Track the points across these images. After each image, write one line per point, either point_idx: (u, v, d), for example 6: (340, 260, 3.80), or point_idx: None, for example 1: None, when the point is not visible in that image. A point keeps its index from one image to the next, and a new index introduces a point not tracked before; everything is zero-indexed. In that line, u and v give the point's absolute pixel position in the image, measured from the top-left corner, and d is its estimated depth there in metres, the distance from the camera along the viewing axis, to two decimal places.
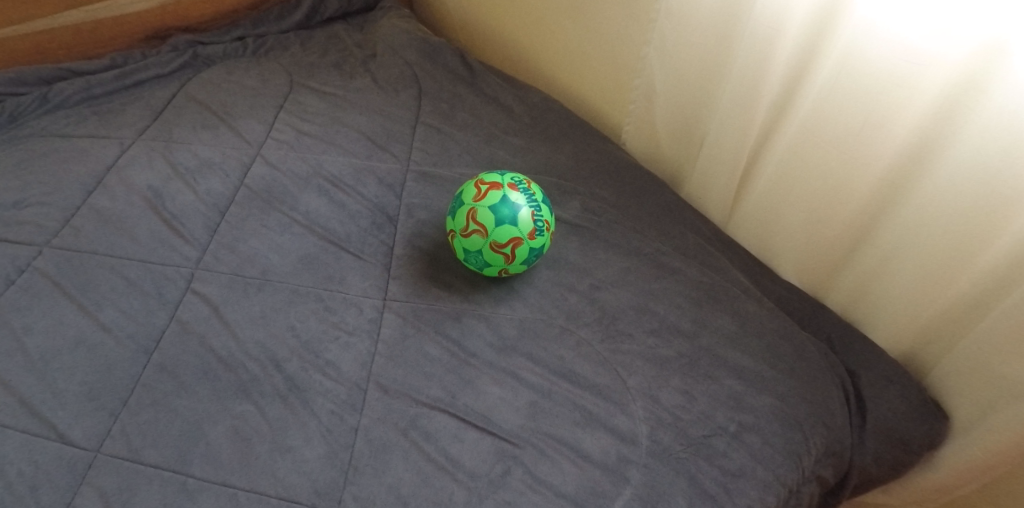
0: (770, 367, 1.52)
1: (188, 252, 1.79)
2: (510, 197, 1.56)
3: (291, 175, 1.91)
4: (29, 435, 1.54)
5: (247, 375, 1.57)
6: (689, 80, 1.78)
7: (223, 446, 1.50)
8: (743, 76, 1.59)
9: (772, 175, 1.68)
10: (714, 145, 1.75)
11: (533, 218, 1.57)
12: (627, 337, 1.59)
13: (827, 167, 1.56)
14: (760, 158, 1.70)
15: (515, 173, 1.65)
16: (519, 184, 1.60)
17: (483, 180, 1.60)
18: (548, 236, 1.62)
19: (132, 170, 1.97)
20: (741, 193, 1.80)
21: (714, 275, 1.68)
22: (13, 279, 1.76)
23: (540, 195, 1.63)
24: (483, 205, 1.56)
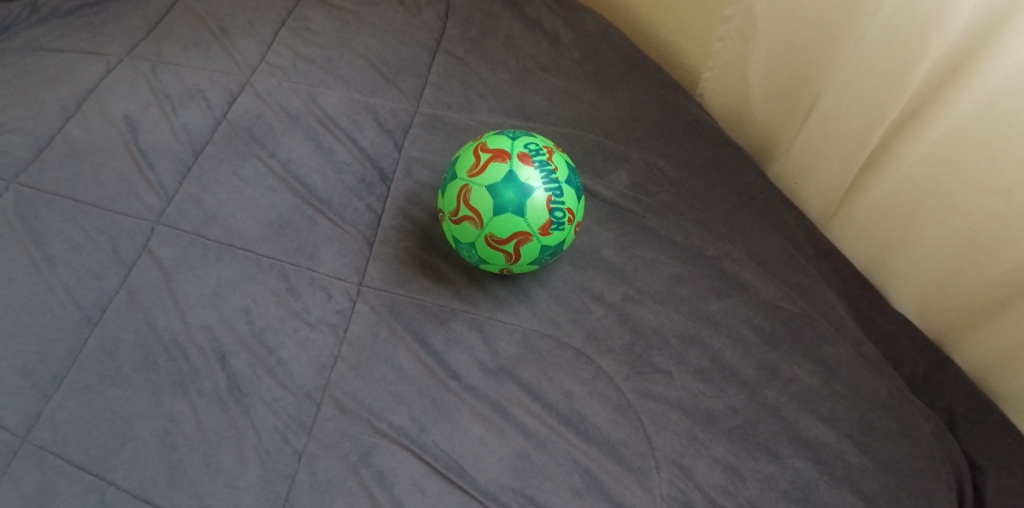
0: (857, 449, 1.14)
1: (153, 203, 1.51)
2: (519, 174, 1.13)
3: (278, 111, 1.56)
4: None
5: (187, 367, 1.29)
6: (807, 30, 1.28)
7: (151, 453, 1.25)
8: (892, 39, 1.09)
9: (912, 178, 1.21)
10: (828, 124, 1.27)
11: (549, 206, 1.14)
12: (664, 376, 1.19)
13: (1002, 184, 1.09)
14: (894, 150, 1.22)
15: (534, 137, 1.20)
16: (535, 153, 1.16)
17: (487, 146, 1.16)
18: (570, 230, 1.19)
19: (113, 95, 1.67)
20: (856, 189, 1.33)
21: (801, 301, 1.25)
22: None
23: (565, 171, 1.18)
24: (481, 184, 1.13)
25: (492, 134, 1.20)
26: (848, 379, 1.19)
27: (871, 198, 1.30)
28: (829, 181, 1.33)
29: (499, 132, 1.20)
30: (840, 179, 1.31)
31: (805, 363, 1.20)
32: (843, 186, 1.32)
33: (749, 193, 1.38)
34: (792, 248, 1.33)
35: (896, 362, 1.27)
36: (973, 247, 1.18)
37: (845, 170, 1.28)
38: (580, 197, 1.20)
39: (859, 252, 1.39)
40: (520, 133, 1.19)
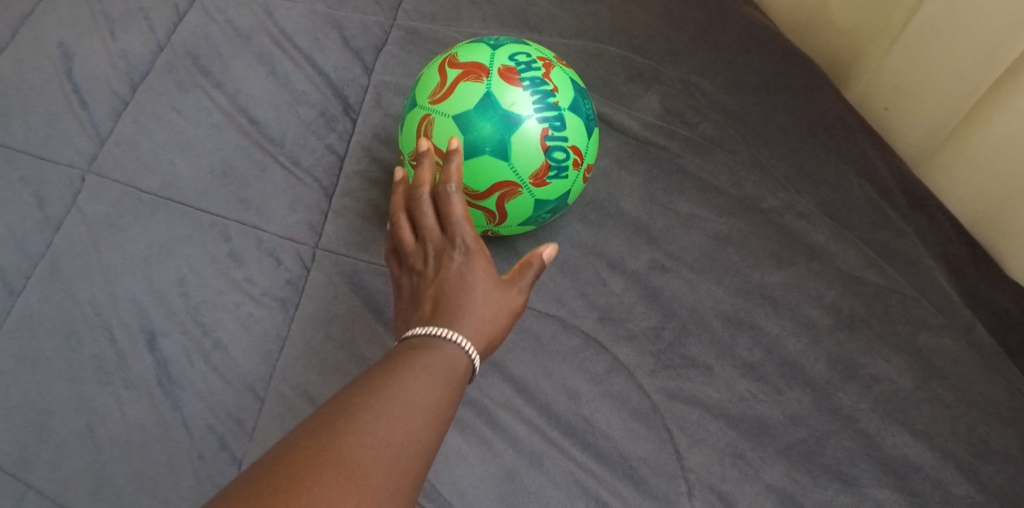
0: (964, 475, 0.84)
1: (84, 145, 1.23)
2: (500, 98, 0.83)
3: (228, 29, 1.26)
4: None
5: (112, 350, 1.05)
6: None
7: (74, 455, 1.00)
8: None
9: None
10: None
11: (544, 143, 0.84)
12: (701, 372, 0.89)
13: None
14: None
15: (525, 45, 0.88)
16: (524, 69, 0.85)
17: (458, 59, 0.86)
18: (575, 177, 0.89)
19: (48, 17, 1.37)
20: (976, 111, 0.97)
21: (891, 271, 0.94)
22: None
23: (569, 93, 0.87)
24: (448, 114, 0.84)
25: (468, 43, 0.89)
26: (953, 378, 0.88)
27: (1002, 120, 0.94)
28: (958, 86, 0.98)
29: (477, 41, 0.89)
30: (977, 80, 0.95)
31: (893, 355, 0.90)
32: (977, 94, 0.96)
33: (823, 124, 1.04)
34: (880, 198, 1.00)
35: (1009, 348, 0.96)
36: None
37: (990, 65, 0.93)
38: (591, 130, 0.89)
39: (968, 201, 1.03)
40: (505, 40, 0.88)
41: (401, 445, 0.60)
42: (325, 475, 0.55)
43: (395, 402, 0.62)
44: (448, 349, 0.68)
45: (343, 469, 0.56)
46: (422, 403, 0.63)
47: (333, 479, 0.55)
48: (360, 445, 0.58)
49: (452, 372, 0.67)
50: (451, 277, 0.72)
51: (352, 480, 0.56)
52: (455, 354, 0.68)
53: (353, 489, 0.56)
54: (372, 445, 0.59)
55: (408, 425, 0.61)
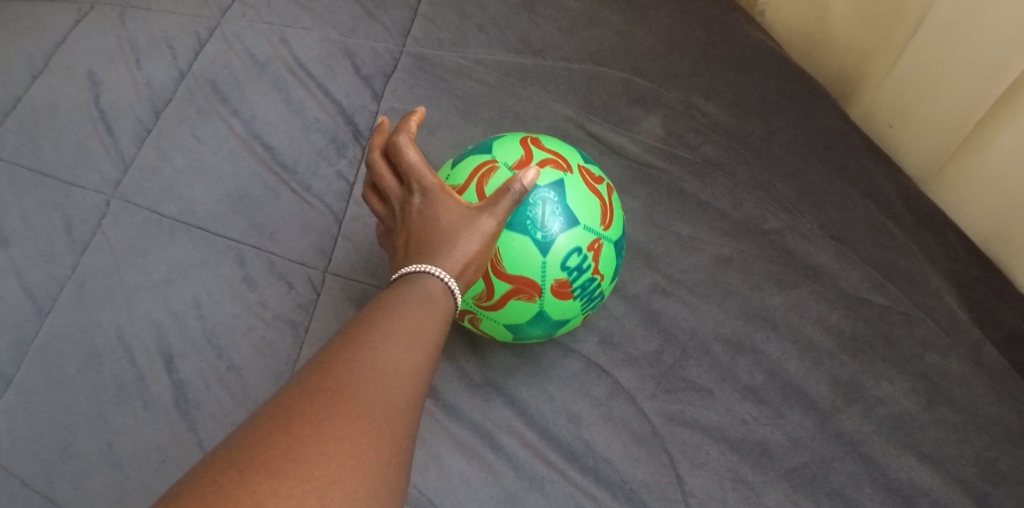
0: (972, 501, 0.82)
1: (109, 172, 1.29)
2: (551, 311, 0.85)
3: (244, 57, 1.30)
4: None
5: (132, 371, 1.09)
6: None
7: (94, 471, 1.04)
8: None
9: None
10: (979, 10, 0.90)
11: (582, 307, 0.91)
12: (702, 395, 0.90)
13: None
14: None
15: (574, 236, 0.82)
16: (576, 278, 0.84)
17: (506, 268, 0.82)
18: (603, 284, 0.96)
19: (78, 46, 1.43)
20: (982, 130, 0.97)
21: (896, 292, 0.93)
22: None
23: (612, 269, 0.88)
24: (498, 320, 0.86)
25: (509, 229, 0.81)
26: (961, 402, 0.87)
27: (1006, 139, 0.94)
28: (959, 105, 0.98)
29: (520, 232, 0.80)
30: (982, 95, 0.94)
31: (898, 378, 0.89)
32: (981, 111, 0.95)
33: (826, 143, 1.04)
34: (885, 217, 0.99)
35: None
36: None
37: (995, 80, 0.92)
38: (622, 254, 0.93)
39: (977, 217, 1.02)
40: (555, 236, 0.81)
41: (389, 369, 0.61)
42: (316, 398, 0.57)
43: (380, 333, 0.63)
44: (422, 285, 0.69)
45: (327, 393, 0.57)
46: (407, 331, 0.64)
47: (325, 398, 0.57)
48: (348, 372, 0.59)
49: (433, 303, 0.68)
50: (419, 222, 0.73)
51: (339, 401, 0.57)
52: (429, 283, 0.69)
53: (342, 408, 0.57)
54: (358, 371, 0.60)
55: (392, 353, 0.62)
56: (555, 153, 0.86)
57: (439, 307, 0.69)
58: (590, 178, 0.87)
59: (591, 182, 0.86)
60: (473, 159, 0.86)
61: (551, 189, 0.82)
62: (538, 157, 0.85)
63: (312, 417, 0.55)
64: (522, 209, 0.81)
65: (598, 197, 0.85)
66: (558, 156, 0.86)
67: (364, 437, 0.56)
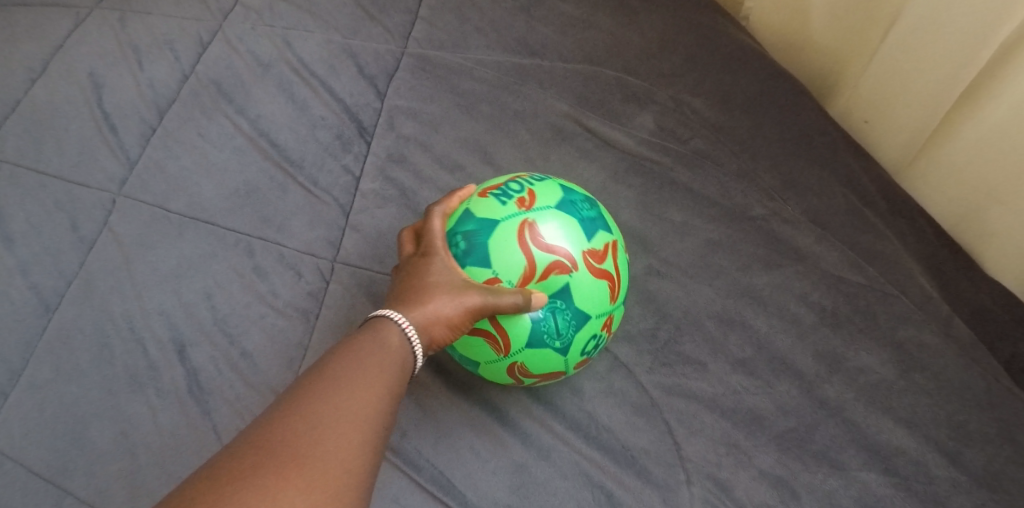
0: (946, 458, 0.89)
1: (115, 171, 1.32)
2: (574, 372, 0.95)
3: (248, 58, 1.37)
4: None
5: (145, 360, 1.13)
6: None
7: (107, 458, 1.07)
8: None
9: (1011, 115, 0.96)
10: (947, 12, 0.98)
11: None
12: (696, 368, 0.96)
13: None
14: (991, 82, 0.98)
15: (592, 331, 0.89)
16: (595, 350, 0.92)
17: (534, 370, 0.90)
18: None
19: (79, 51, 1.48)
20: (942, 132, 1.07)
21: (872, 271, 1.01)
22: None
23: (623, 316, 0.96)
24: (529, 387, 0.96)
25: (531, 349, 0.87)
26: (933, 369, 0.94)
27: (962, 140, 1.04)
28: (919, 110, 1.08)
29: (543, 348, 0.87)
30: (953, 88, 1.01)
31: (876, 349, 0.96)
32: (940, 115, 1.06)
33: (806, 137, 1.12)
34: (861, 204, 1.07)
35: (992, 346, 1.01)
36: None
37: (955, 84, 1.01)
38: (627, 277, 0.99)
39: (947, 206, 1.10)
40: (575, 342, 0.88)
41: (329, 423, 0.67)
42: (255, 458, 0.64)
43: (318, 392, 0.69)
44: (386, 335, 0.77)
45: (266, 453, 0.64)
46: (351, 391, 0.70)
47: (263, 458, 0.63)
48: (287, 431, 0.66)
49: (379, 361, 0.75)
50: (409, 274, 0.83)
51: (276, 460, 0.64)
52: (389, 331, 0.77)
53: (277, 471, 0.63)
54: (297, 428, 0.66)
55: (334, 407, 0.69)
56: (555, 248, 0.87)
57: (391, 360, 0.76)
58: (593, 255, 0.89)
59: (595, 261, 0.89)
60: (475, 274, 0.86)
61: (560, 298, 0.86)
62: (543, 264, 0.86)
63: (248, 477, 0.62)
64: (538, 331, 0.86)
65: (605, 278, 0.89)
66: (560, 251, 0.87)
67: (296, 494, 0.62)
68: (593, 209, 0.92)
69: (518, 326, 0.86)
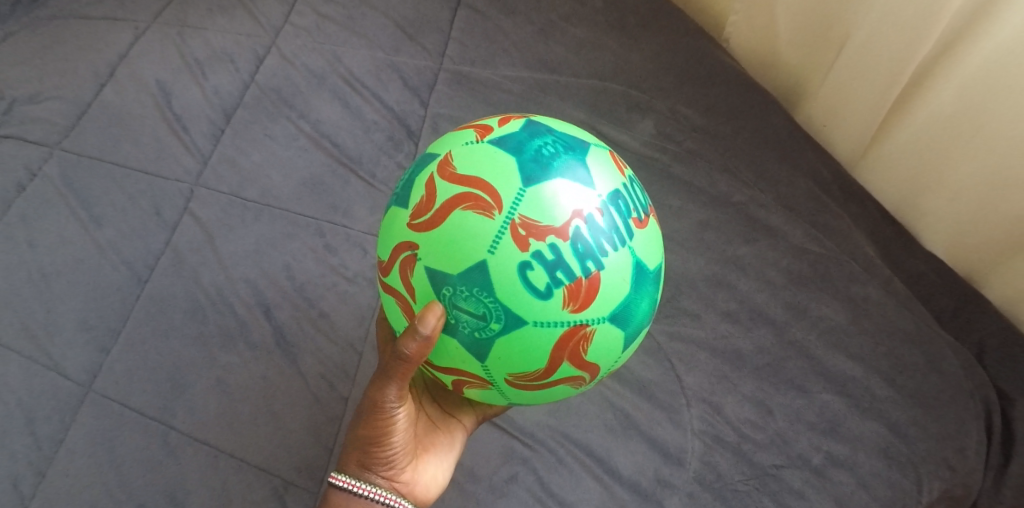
0: (886, 382, 1.18)
1: (191, 165, 1.52)
2: (607, 302, 0.89)
3: (304, 71, 1.60)
4: (26, 360, 1.39)
5: (235, 320, 1.36)
6: None
7: (207, 399, 1.31)
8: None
9: (924, 133, 1.28)
10: (866, 61, 1.29)
11: (624, 228, 0.91)
12: (693, 319, 1.23)
13: (1009, 135, 1.16)
14: (908, 109, 1.30)
15: (516, 268, 0.85)
16: (564, 271, 0.86)
17: (536, 358, 0.90)
18: (595, 163, 0.93)
19: (145, 62, 1.68)
20: (877, 141, 1.38)
21: (829, 243, 1.28)
22: (25, 185, 1.55)
23: (551, 201, 0.87)
24: (608, 361, 0.94)
25: (490, 355, 0.90)
26: (877, 317, 1.22)
27: (891, 149, 1.36)
28: (857, 129, 1.39)
29: (499, 340, 0.88)
30: (877, 114, 1.33)
31: (834, 303, 1.23)
32: (871, 132, 1.37)
33: (776, 140, 1.39)
34: (821, 192, 1.35)
35: (929, 299, 1.29)
36: (988, 199, 1.24)
37: (878, 112, 1.32)
38: (550, 153, 0.91)
39: (886, 195, 1.42)
40: (511, 308, 0.86)
41: None
42: None
43: None
44: (339, 498, 0.99)
45: None
46: None
47: None
48: None
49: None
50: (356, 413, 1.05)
51: None
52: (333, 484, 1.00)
53: None
54: None
55: None
56: (395, 254, 0.93)
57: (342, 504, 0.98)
58: (422, 212, 0.90)
59: (428, 214, 0.90)
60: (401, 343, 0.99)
61: (450, 281, 0.88)
62: (401, 282, 0.93)
63: None
64: (469, 338, 0.90)
65: (444, 218, 0.88)
66: (398, 251, 0.92)
67: None
68: (405, 185, 0.96)
69: (456, 355, 0.92)
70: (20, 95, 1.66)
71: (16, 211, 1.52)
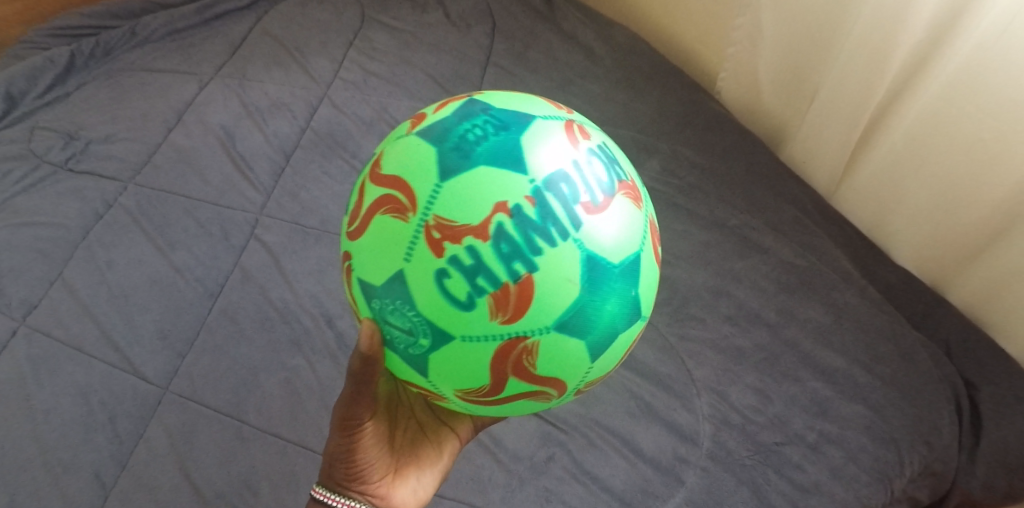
0: (866, 371, 1.39)
1: (256, 197, 1.73)
2: (544, 305, 0.93)
3: (354, 118, 1.84)
4: (109, 366, 1.56)
5: (301, 329, 1.56)
6: (797, 52, 1.60)
7: (276, 397, 1.49)
8: (853, 68, 1.43)
9: (884, 169, 1.54)
10: (826, 117, 1.55)
11: (566, 218, 0.94)
12: (700, 323, 1.46)
13: (948, 171, 1.42)
14: (869, 149, 1.56)
15: (433, 276, 0.93)
16: (483, 277, 0.92)
17: (476, 371, 0.96)
18: (532, 147, 0.96)
19: (211, 109, 1.89)
20: (847, 174, 1.64)
21: (813, 259, 1.51)
22: (102, 213, 1.74)
23: (465, 202, 0.92)
24: (564, 370, 0.97)
25: (429, 370, 0.98)
26: (855, 318, 1.44)
27: (859, 180, 1.62)
28: (827, 168, 1.65)
29: (431, 356, 0.96)
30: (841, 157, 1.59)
31: (820, 307, 1.45)
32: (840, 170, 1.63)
33: (764, 174, 1.64)
34: (803, 215, 1.58)
35: (900, 304, 1.52)
36: (939, 221, 1.50)
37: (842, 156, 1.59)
38: (473, 146, 0.96)
39: (859, 219, 1.68)
40: (435, 322, 0.94)
41: None
42: None
43: None
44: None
45: None
46: None
47: None
48: None
49: None
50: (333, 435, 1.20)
51: None
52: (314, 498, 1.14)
53: None
54: None
55: None
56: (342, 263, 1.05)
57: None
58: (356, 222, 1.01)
59: (360, 223, 1.00)
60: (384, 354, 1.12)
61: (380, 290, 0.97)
62: (348, 291, 1.04)
63: None
64: (408, 352, 0.98)
65: (370, 226, 0.98)
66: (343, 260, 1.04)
67: None
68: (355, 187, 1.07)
69: (404, 368, 1.02)
70: (95, 135, 1.87)
71: (95, 236, 1.71)
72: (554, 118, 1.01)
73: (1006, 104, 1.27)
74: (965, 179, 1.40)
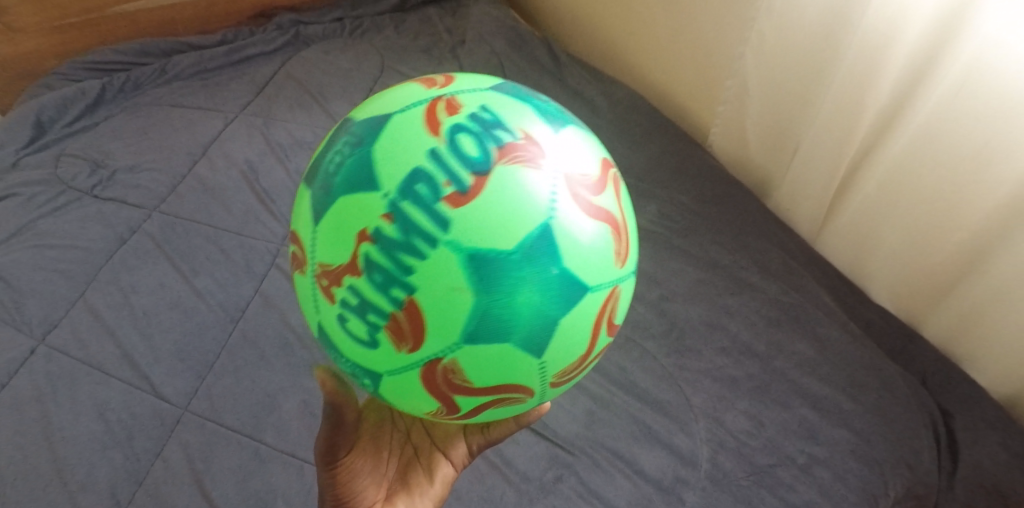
0: (850, 399, 1.49)
1: (278, 230, 1.84)
2: (441, 319, 0.89)
3: None
4: (130, 386, 1.61)
5: (319, 354, 1.64)
6: (779, 109, 1.76)
7: (293, 418, 1.55)
8: (830, 122, 1.59)
9: (859, 214, 1.69)
10: (807, 165, 1.71)
11: (432, 224, 0.88)
12: (696, 353, 1.57)
13: (915, 216, 1.57)
14: (846, 196, 1.71)
15: (337, 322, 0.96)
16: (372, 312, 0.92)
17: (420, 394, 0.97)
18: (382, 159, 0.92)
19: (235, 145, 2.00)
20: (828, 219, 1.79)
21: (800, 296, 1.63)
22: (125, 239, 1.82)
23: (329, 241, 0.92)
24: (503, 373, 0.94)
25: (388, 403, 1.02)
26: (839, 350, 1.55)
27: (838, 225, 1.77)
28: (810, 212, 1.80)
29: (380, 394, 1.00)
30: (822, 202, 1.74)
31: (807, 340, 1.57)
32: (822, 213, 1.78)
33: (753, 218, 1.77)
34: (789, 257, 1.71)
35: (880, 340, 1.64)
36: (910, 262, 1.64)
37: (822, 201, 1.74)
38: (333, 178, 0.95)
39: (840, 260, 1.82)
40: (364, 367, 0.97)
41: None
42: None
43: None
44: None
45: None
46: None
47: None
48: None
49: None
50: None
51: None
52: None
53: None
54: None
55: None
56: None
57: None
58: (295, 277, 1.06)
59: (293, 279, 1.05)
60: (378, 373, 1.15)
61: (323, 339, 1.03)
62: None
63: None
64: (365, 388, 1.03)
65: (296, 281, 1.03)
66: None
67: None
68: None
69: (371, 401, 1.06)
70: (121, 165, 1.96)
71: (118, 260, 1.78)
72: (416, 109, 0.95)
73: (960, 157, 1.42)
74: (929, 224, 1.55)
